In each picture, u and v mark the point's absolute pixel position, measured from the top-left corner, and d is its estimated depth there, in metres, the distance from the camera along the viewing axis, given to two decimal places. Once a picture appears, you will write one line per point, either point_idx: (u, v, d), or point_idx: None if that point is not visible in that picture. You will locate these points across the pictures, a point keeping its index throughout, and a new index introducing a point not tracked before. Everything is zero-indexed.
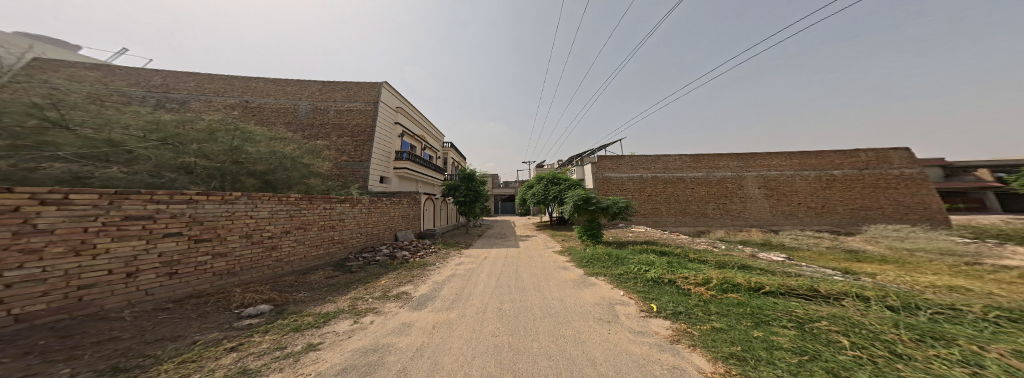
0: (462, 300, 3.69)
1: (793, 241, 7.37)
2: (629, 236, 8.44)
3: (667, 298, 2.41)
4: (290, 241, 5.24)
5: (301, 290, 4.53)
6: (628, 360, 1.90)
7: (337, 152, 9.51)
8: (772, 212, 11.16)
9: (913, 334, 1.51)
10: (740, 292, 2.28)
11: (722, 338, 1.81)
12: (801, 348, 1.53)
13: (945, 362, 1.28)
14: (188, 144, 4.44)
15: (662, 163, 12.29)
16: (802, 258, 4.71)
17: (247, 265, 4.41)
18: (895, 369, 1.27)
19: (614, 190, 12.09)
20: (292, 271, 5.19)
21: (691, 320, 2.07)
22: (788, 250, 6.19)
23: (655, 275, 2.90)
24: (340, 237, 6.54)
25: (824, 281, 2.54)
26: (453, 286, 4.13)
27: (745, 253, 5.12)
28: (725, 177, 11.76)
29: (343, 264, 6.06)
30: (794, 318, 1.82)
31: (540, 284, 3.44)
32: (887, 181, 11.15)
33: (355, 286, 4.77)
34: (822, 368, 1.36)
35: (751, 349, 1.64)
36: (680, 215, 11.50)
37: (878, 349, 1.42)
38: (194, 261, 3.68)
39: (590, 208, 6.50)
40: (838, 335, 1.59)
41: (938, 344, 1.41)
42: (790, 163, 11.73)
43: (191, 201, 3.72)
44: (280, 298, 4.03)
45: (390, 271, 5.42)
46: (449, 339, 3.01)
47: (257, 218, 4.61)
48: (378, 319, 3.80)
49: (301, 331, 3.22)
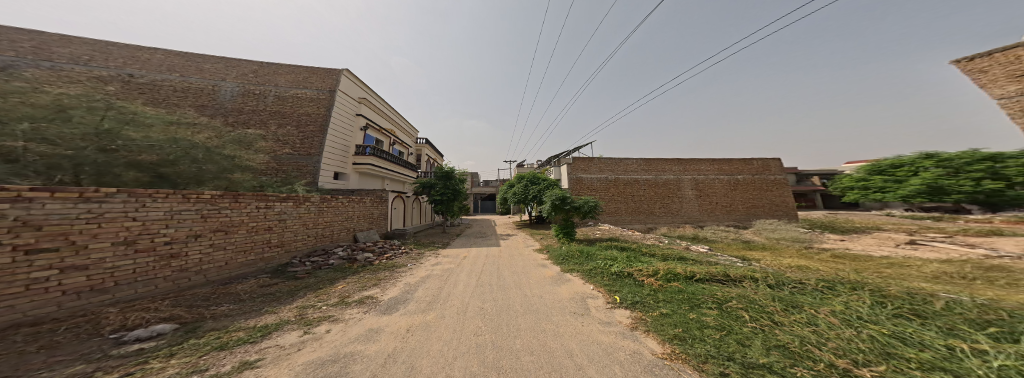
0: (439, 300, 3.74)
1: (712, 235, 9.42)
2: (598, 233, 9.41)
3: (627, 289, 2.94)
4: (202, 246, 4.21)
5: (220, 303, 3.71)
6: (598, 348, 2.27)
7: (276, 144, 8.67)
8: (700, 210, 13.80)
9: (783, 306, 2.32)
10: (679, 281, 2.93)
11: (670, 322, 2.36)
12: (721, 325, 2.21)
13: (801, 325, 2.08)
14: (17, 124, 3.24)
15: (624, 166, 13.88)
16: (719, 248, 6.21)
17: (131, 278, 3.36)
18: (774, 334, 2.01)
19: (586, 191, 13.30)
20: (207, 281, 4.21)
21: (643, 306, 2.62)
22: (707, 242, 7.98)
23: (617, 268, 3.47)
24: (279, 240, 5.59)
25: (733, 267, 3.40)
26: (429, 287, 4.13)
27: (685, 246, 6.29)
28: (669, 179, 13.91)
29: (284, 271, 5.21)
30: (715, 300, 2.51)
31: (518, 283, 3.73)
32: (767, 184, 14.82)
33: (300, 295, 4.17)
34: (736, 341, 2.03)
35: (689, 330, 2.25)
36: (635, 213, 13.31)
37: (765, 319, 2.17)
38: (33, 279, 2.61)
39: (566, 207, 7.02)
40: (741, 310, 2.32)
41: (796, 311, 2.24)
42: (713, 168, 14.55)
43: (22, 198, 2.62)
44: (189, 314, 3.26)
45: (348, 275, 4.91)
46: (426, 341, 2.99)
47: (147, 219, 3.54)
48: (335, 327, 3.46)
49: (228, 349, 2.71)
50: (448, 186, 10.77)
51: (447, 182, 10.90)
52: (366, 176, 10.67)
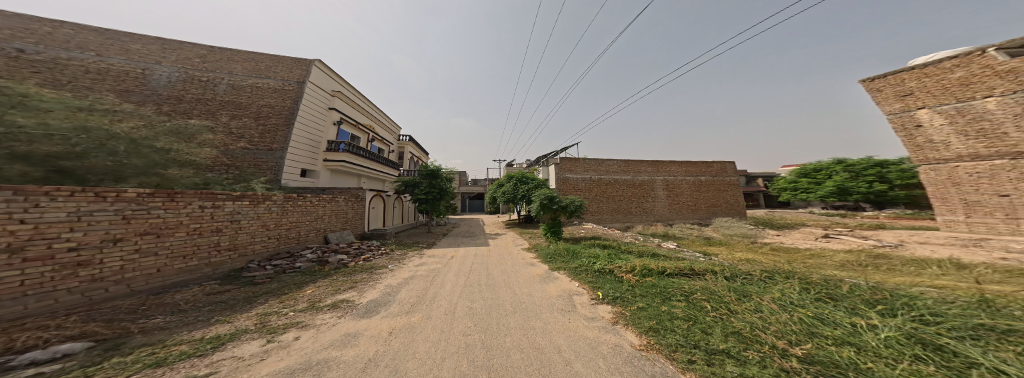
0: (428, 301, 3.78)
1: (679, 232, 10.43)
2: (582, 232, 9.94)
3: (608, 287, 3.32)
4: (126, 251, 3.58)
5: (153, 315, 3.20)
6: (584, 343, 2.46)
7: (227, 136, 8.17)
8: (670, 209, 15.04)
9: (737, 296, 3.06)
10: (652, 276, 3.47)
11: (646, 315, 2.74)
12: (688, 316, 2.77)
13: (749, 311, 2.81)
14: None
15: (608, 166, 14.74)
16: (685, 244, 6.96)
17: (19, 292, 2.67)
18: (731, 321, 2.68)
19: (572, 191, 13.88)
20: (135, 293, 3.59)
21: (623, 302, 2.99)
22: (673, 238, 8.87)
23: (599, 267, 3.90)
24: (232, 243, 5.08)
25: (695, 262, 3.91)
26: (413, 287, 4.17)
27: (655, 242, 6.96)
28: (644, 180, 14.98)
29: (237, 276, 4.73)
30: (684, 294, 3.12)
31: (508, 283, 3.93)
32: (723, 185, 16.34)
33: (262, 301, 3.81)
34: (700, 329, 2.59)
35: (662, 321, 2.70)
36: (615, 212, 14.15)
37: (721, 307, 2.88)
38: None
39: (553, 206, 7.35)
40: (704, 301, 2.99)
41: (745, 300, 2.99)
42: (681, 170, 15.93)
43: None
44: (111, 331, 2.76)
45: (318, 278, 4.60)
46: (411, 343, 2.93)
47: (48, 222, 2.91)
48: (305, 333, 3.19)
49: (167, 365, 2.36)
50: (434, 187, 11.10)
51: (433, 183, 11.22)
52: (338, 172, 10.72)
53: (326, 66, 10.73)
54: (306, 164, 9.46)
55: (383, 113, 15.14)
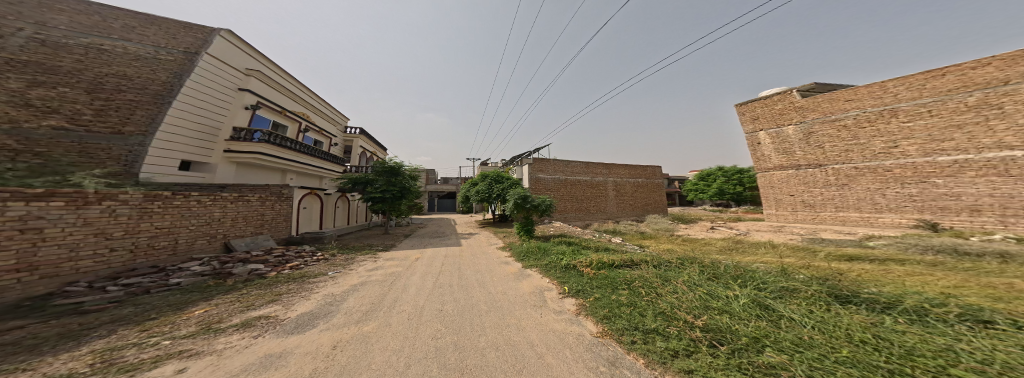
0: (382, 309, 3.44)
1: (624, 227, 12.40)
2: (549, 229, 10.72)
3: (572, 281, 4.10)
4: None
5: None
6: (554, 335, 2.74)
7: (16, 109, 5.26)
8: (618, 208, 16.92)
9: (666, 283, 4.03)
10: (605, 268, 4.45)
11: (601, 305, 3.34)
12: (631, 301, 3.46)
13: (672, 293, 3.71)
14: None
15: (574, 168, 16.12)
16: (629, 238, 8.50)
17: None
18: (659, 302, 3.46)
19: (542, 190, 14.94)
20: None
21: (583, 295, 3.64)
22: (618, 233, 10.62)
23: (565, 262, 4.84)
24: (31, 260, 3.57)
25: (640, 259, 4.88)
26: (361, 296, 3.77)
27: (603, 238, 8.29)
28: (601, 182, 16.61)
29: (40, 306, 3.22)
30: (627, 282, 3.98)
31: (485, 286, 4.22)
32: (653, 187, 18.65)
33: (100, 334, 2.61)
34: (640, 310, 3.25)
35: (613, 308, 3.29)
36: (577, 211, 15.57)
37: (652, 291, 3.75)
38: None
39: (528, 205, 8.61)
40: (641, 287, 3.85)
41: (670, 284, 4.01)
42: (622, 173, 17.61)
43: None
44: None
45: (215, 296, 3.62)
46: (366, 354, 2.55)
47: None
48: (198, 362, 2.33)
49: None
50: (394, 186, 11.10)
51: (393, 183, 11.18)
52: (252, 167, 9.07)
53: (237, 41, 9.06)
54: (200, 155, 7.73)
55: (317, 102, 13.48)
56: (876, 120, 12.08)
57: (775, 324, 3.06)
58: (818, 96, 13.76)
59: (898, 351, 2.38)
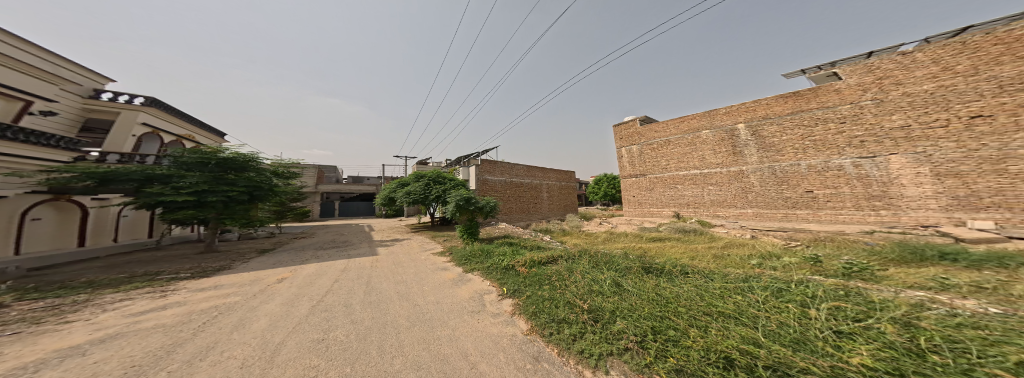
0: (168, 369, 2.14)
1: (556, 226, 13.84)
2: (495, 232, 10.65)
3: (509, 281, 4.35)
4: None
5: None
6: (489, 341, 2.62)
7: None
8: (551, 208, 18.60)
9: (575, 274, 4.79)
10: (536, 266, 5.00)
11: (531, 302, 3.61)
12: (548, 292, 3.93)
13: (577, 282, 4.41)
14: None
15: (518, 170, 16.74)
16: (562, 238, 9.70)
17: None
18: (568, 289, 4.08)
19: (490, 191, 14.82)
20: None
21: (522, 293, 3.93)
22: (553, 232, 11.80)
23: (506, 263, 5.17)
24: None
25: (565, 257, 5.73)
26: (79, 366, 2.17)
27: (537, 237, 9.43)
28: (539, 184, 18.00)
29: None
30: (549, 275, 4.61)
31: (412, 302, 3.60)
32: (571, 189, 20.96)
33: None
34: (556, 298, 3.76)
35: (536, 302, 3.65)
36: (518, 212, 16.25)
37: (561, 280, 4.40)
38: None
39: (475, 207, 8.59)
40: (560, 279, 4.45)
41: (577, 274, 4.77)
42: (549, 176, 19.03)
43: None
44: None
45: None
46: None
47: None
48: None
49: None
50: (225, 183, 7.44)
51: (223, 181, 7.48)
52: None
53: None
54: None
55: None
56: (663, 146, 17.72)
57: (618, 296, 3.92)
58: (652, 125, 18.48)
59: (663, 303, 3.50)
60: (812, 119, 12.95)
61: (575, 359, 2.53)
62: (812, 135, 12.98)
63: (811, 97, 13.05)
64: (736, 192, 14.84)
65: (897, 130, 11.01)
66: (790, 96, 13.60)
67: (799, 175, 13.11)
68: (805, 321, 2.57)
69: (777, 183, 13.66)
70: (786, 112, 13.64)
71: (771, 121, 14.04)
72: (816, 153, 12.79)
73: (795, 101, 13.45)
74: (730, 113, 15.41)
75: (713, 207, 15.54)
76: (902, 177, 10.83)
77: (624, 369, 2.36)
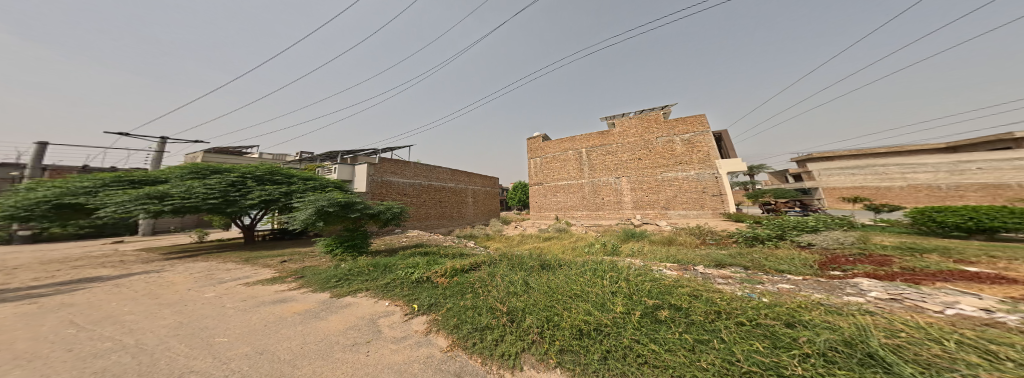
0: None
1: (478, 231, 14.05)
2: (404, 240, 9.99)
3: (426, 294, 4.00)
4: None
5: None
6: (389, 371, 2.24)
7: None
8: (477, 213, 18.67)
9: (487, 278, 4.77)
10: (456, 274, 4.81)
11: (450, 315, 3.35)
12: (463, 300, 3.79)
13: (493, 287, 4.35)
14: None
15: (437, 173, 15.96)
16: (485, 242, 9.85)
17: None
18: (484, 291, 4.12)
19: (402, 196, 13.57)
20: None
21: (437, 306, 3.63)
22: (475, 237, 11.95)
23: (418, 276, 4.69)
24: None
25: (486, 258, 6.11)
26: None
27: (462, 243, 9.26)
28: (463, 189, 17.70)
29: None
30: (465, 280, 4.52)
31: (192, 371, 2.17)
32: (496, 194, 21.47)
33: None
34: (472, 301, 3.75)
35: (451, 312, 3.45)
36: (440, 218, 15.58)
37: (471, 284, 4.40)
38: None
39: (363, 213, 7.32)
40: (477, 283, 4.45)
41: (494, 278, 4.79)
42: (473, 181, 18.92)
43: None
44: None
45: None
46: None
47: None
48: None
49: None
50: None
51: None
52: None
53: None
54: None
55: None
56: (552, 161, 20.05)
57: (515, 292, 4.18)
58: (536, 144, 21.14)
59: (552, 293, 3.99)
60: (595, 153, 18.34)
61: (496, 366, 2.45)
62: (591, 161, 18.45)
63: (596, 137, 18.42)
64: (566, 201, 19.14)
65: (610, 161, 17.90)
66: (597, 135, 18.43)
67: (607, 188, 17.74)
68: (590, 286, 4.13)
69: (591, 194, 18.26)
70: (593, 145, 18.45)
71: (575, 150, 19.14)
72: (596, 173, 18.20)
73: (601, 138, 18.30)
74: (581, 140, 18.99)
75: (568, 211, 18.93)
76: (625, 189, 17.22)
77: (533, 361, 2.56)
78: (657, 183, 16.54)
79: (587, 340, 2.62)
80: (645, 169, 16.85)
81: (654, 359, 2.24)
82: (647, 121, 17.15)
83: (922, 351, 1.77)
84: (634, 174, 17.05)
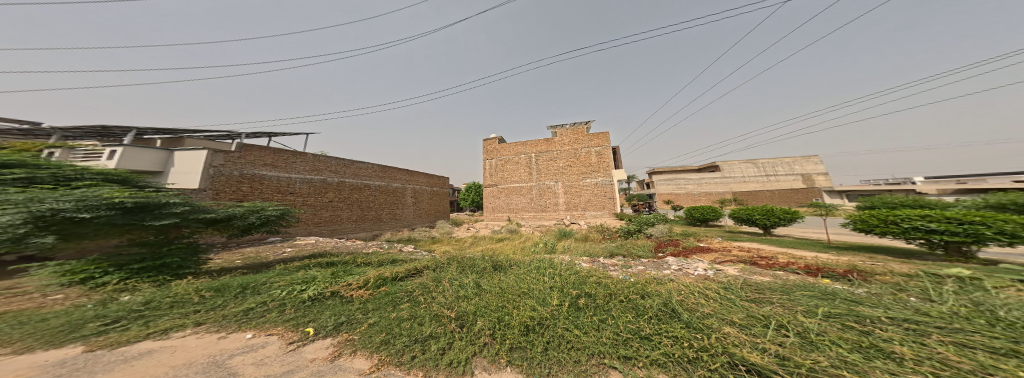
0: None
1: (418, 234, 13.44)
2: (286, 251, 7.71)
3: (329, 312, 3.46)
4: None
5: None
6: None
7: None
8: (416, 215, 17.24)
9: (396, 287, 4.32)
10: (385, 284, 4.53)
11: (377, 330, 2.99)
12: (379, 310, 3.52)
13: (414, 294, 4.06)
14: None
15: (352, 169, 13.59)
16: (420, 246, 9.65)
17: None
18: (418, 293, 4.03)
19: (288, 195, 10.55)
20: None
21: (355, 322, 3.23)
22: (413, 241, 11.50)
23: (316, 293, 3.98)
24: None
25: (420, 261, 6.09)
26: None
27: (398, 248, 8.65)
28: (397, 187, 16.09)
29: None
30: (388, 291, 4.17)
31: None
32: (443, 195, 20.41)
33: None
34: (400, 308, 3.55)
35: (377, 323, 3.18)
36: (360, 221, 13.46)
37: (393, 291, 4.16)
38: None
39: (185, 221, 5.05)
40: (407, 288, 4.28)
41: (416, 283, 4.54)
42: (411, 179, 17.36)
43: None
44: None
45: None
46: None
47: None
48: None
49: None
50: None
51: None
52: None
53: None
54: None
55: None
56: (503, 164, 20.49)
57: (446, 293, 4.11)
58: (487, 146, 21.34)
59: (505, 293, 3.99)
60: (541, 158, 19.35)
61: (443, 374, 2.34)
62: (535, 165, 19.47)
63: (542, 142, 19.51)
64: (510, 203, 19.86)
65: (541, 164, 19.28)
66: (544, 141, 19.51)
67: (551, 192, 18.84)
68: (519, 269, 5.41)
69: (532, 196, 19.27)
70: (540, 151, 19.45)
71: (524, 155, 19.86)
72: (535, 177, 19.36)
73: (546, 144, 19.44)
74: (527, 145, 19.90)
75: (514, 214, 19.60)
76: (561, 191, 18.57)
77: (484, 364, 2.51)
78: (579, 187, 18.28)
79: (532, 335, 2.78)
80: (573, 175, 18.51)
81: (575, 340, 2.67)
82: (573, 132, 19.05)
83: (688, 301, 3.39)
84: (567, 179, 18.58)
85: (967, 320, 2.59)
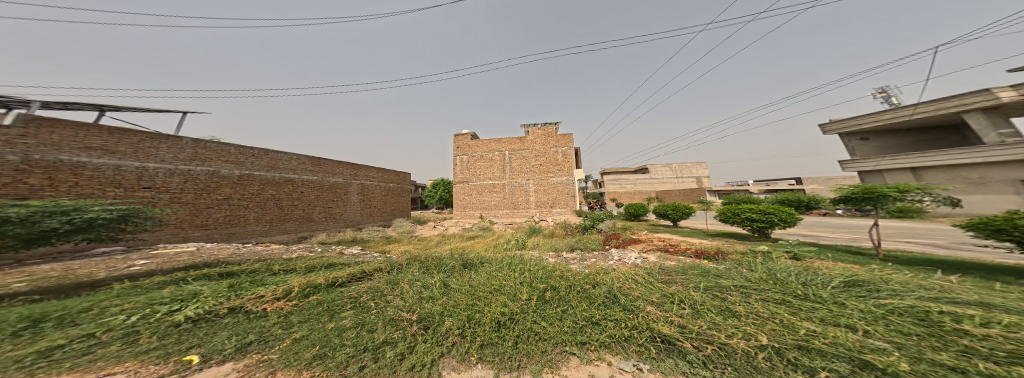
0: None
1: (364, 235, 11.92)
2: (133, 265, 5.63)
3: (233, 329, 2.74)
4: None
5: None
6: None
7: None
8: (363, 214, 15.12)
9: (325, 296, 3.65)
10: (317, 292, 3.87)
11: (310, 342, 2.49)
12: (302, 322, 2.94)
13: (340, 299, 3.54)
14: None
15: (267, 160, 10.99)
16: (370, 247, 8.76)
17: None
18: (359, 299, 3.55)
19: (138, 190, 7.55)
20: None
21: (272, 339, 2.60)
22: (358, 241, 10.40)
23: (200, 311, 3.05)
24: None
25: (374, 262, 5.45)
26: None
27: (344, 252, 7.46)
28: (337, 183, 13.78)
29: None
30: (320, 299, 3.54)
31: None
32: (401, 192, 18.60)
33: None
34: (320, 317, 3.06)
35: (307, 336, 2.64)
36: (278, 222, 10.92)
37: (326, 299, 3.56)
38: None
39: None
40: (339, 295, 3.69)
41: (343, 289, 3.91)
42: (355, 174, 15.08)
43: None
44: None
45: None
46: None
47: None
48: None
49: None
50: None
51: None
52: None
53: None
54: None
55: None
56: (476, 161, 19.82)
57: (370, 294, 3.71)
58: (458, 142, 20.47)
59: (473, 291, 3.75)
60: (516, 157, 19.33)
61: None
62: (510, 162, 19.38)
63: (515, 140, 19.54)
64: (479, 200, 19.38)
65: (515, 162, 19.29)
66: (518, 140, 19.58)
67: (524, 190, 19.02)
68: (461, 268, 5.24)
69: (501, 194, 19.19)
70: (514, 149, 19.42)
71: (499, 152, 19.57)
72: (509, 174, 19.26)
73: (520, 143, 19.53)
74: (499, 141, 19.68)
75: (484, 212, 19.25)
76: (533, 189, 18.92)
77: (453, 364, 2.35)
78: (549, 186, 18.87)
79: (504, 330, 2.67)
80: (543, 174, 19.02)
81: (542, 331, 2.66)
82: (544, 132, 19.53)
83: (623, 287, 3.71)
84: (538, 178, 19.00)
85: (767, 282, 3.56)
